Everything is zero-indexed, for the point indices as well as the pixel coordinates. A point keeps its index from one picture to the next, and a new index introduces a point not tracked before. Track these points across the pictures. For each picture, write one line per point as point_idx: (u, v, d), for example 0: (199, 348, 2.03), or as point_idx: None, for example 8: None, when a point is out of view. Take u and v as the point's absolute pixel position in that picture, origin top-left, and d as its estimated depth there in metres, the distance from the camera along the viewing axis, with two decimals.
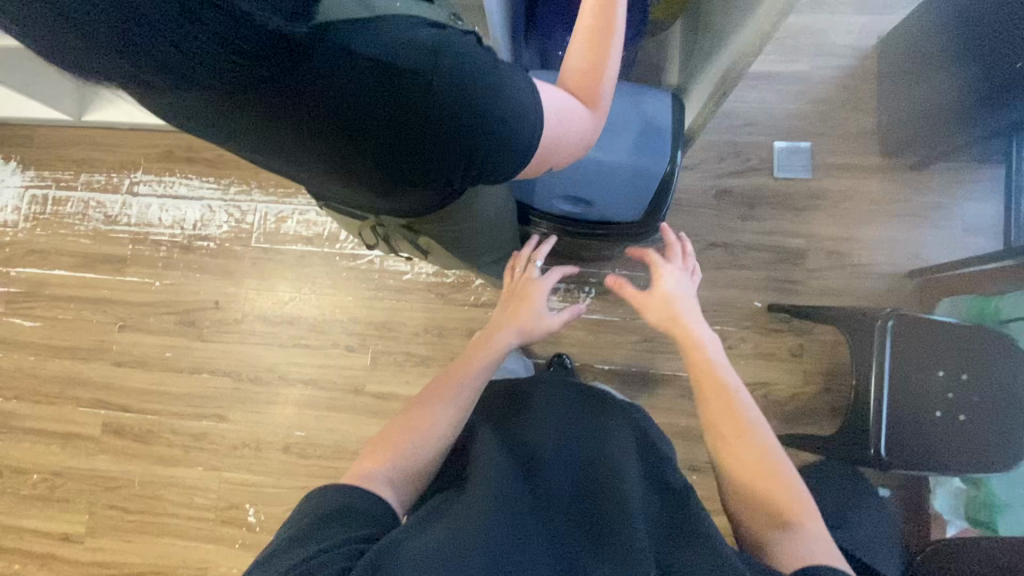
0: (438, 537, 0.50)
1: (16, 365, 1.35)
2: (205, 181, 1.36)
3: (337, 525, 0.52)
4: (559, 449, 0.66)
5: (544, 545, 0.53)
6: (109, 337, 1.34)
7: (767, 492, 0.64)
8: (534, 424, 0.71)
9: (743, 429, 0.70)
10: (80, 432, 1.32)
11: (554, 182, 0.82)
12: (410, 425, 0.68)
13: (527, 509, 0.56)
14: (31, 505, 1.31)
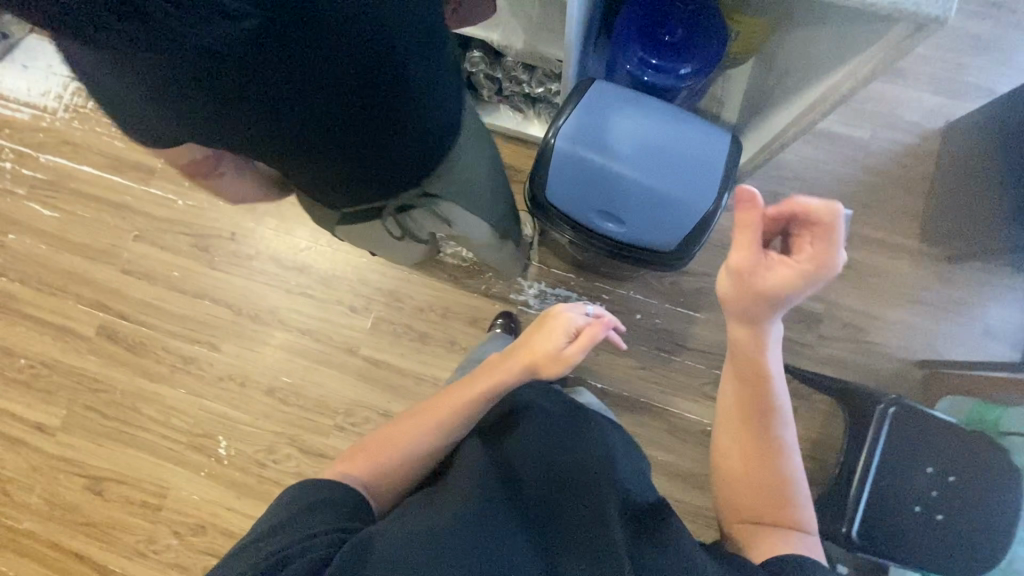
0: (415, 534, 0.52)
1: (28, 249, 1.36)
2: None
3: (315, 518, 0.54)
4: (545, 451, 0.66)
5: (522, 550, 0.54)
6: (122, 244, 1.35)
7: (761, 498, 0.67)
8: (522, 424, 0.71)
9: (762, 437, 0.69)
10: (75, 329, 1.33)
11: (595, 195, 0.80)
12: (391, 439, 0.70)
13: (507, 515, 0.58)
14: (12, 388, 1.33)
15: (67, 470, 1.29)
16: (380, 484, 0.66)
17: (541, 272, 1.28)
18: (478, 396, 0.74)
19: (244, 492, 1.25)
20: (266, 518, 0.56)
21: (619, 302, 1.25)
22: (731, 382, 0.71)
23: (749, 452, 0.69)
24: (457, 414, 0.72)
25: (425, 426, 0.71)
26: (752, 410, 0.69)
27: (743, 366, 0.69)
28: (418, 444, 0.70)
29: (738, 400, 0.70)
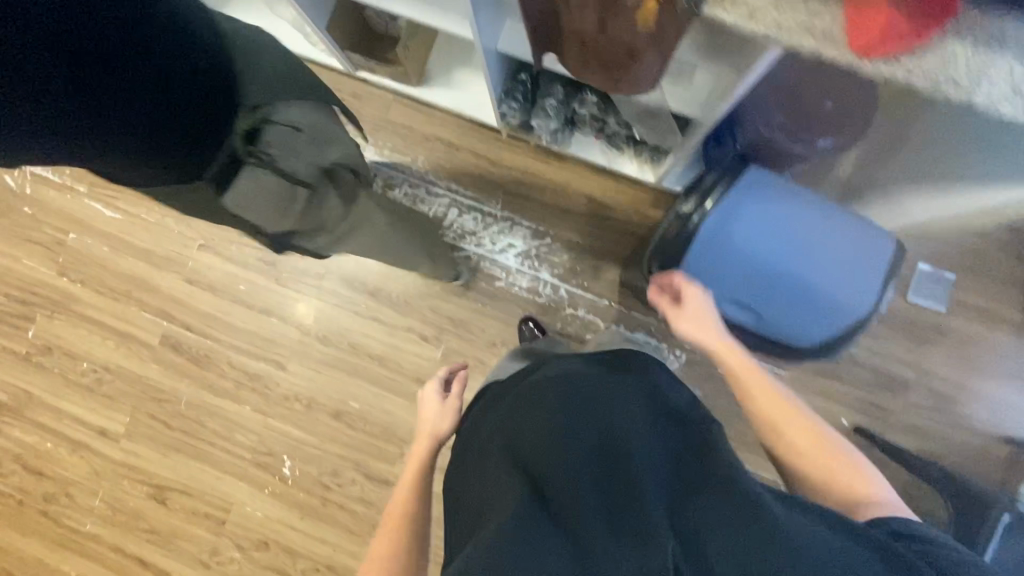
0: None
1: (89, 250, 1.32)
2: None
3: None
4: (567, 430, 0.60)
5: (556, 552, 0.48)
6: (187, 252, 1.30)
7: (811, 460, 0.68)
8: (532, 411, 0.66)
9: (784, 398, 0.71)
10: (138, 336, 1.31)
11: (743, 286, 0.80)
12: None
13: (539, 517, 0.52)
14: (75, 391, 1.32)
15: (130, 477, 1.30)
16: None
17: (620, 314, 1.23)
18: (408, 494, 0.76)
19: (308, 512, 1.26)
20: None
21: (699, 352, 1.22)
22: (742, 365, 0.74)
23: (785, 428, 0.70)
24: (401, 517, 0.74)
25: (391, 553, 0.70)
26: (778, 408, 0.71)
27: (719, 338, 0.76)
28: (392, 553, 0.70)
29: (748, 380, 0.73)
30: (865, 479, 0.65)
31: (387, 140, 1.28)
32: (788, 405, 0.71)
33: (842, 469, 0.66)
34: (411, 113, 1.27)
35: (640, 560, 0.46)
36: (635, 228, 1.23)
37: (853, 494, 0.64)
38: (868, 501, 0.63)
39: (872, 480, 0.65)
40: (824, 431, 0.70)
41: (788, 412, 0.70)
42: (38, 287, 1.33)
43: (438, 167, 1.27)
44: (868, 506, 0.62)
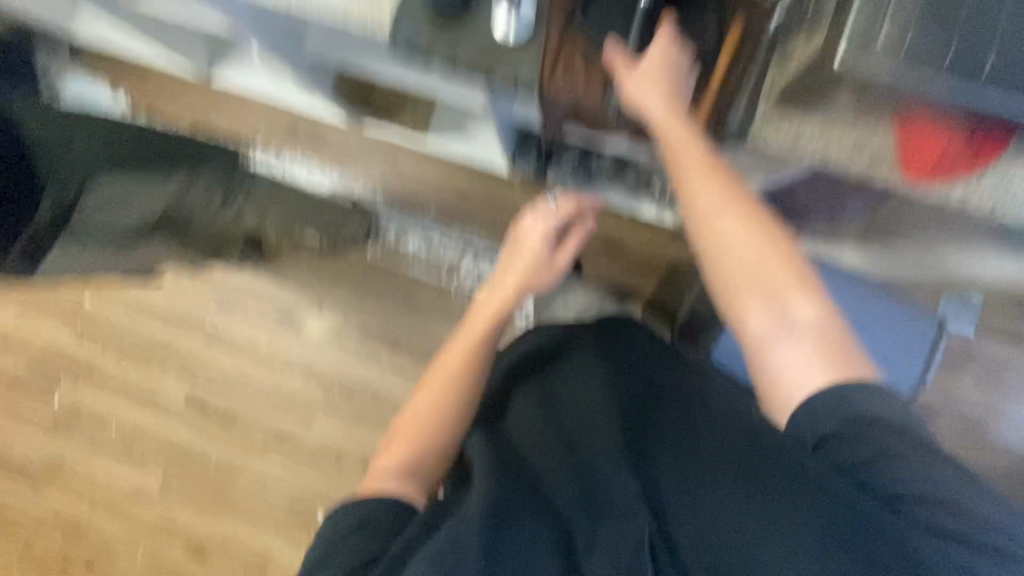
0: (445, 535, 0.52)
1: (107, 315, 1.33)
2: (328, 173, 1.27)
3: (346, 551, 0.54)
4: (554, 435, 0.70)
5: (543, 525, 0.56)
6: (204, 313, 1.31)
7: (761, 280, 0.53)
8: (525, 414, 0.75)
9: (737, 203, 0.55)
10: (163, 398, 1.32)
11: None
12: (415, 418, 0.71)
13: (523, 498, 0.59)
14: (106, 455, 1.33)
15: (167, 535, 1.32)
16: (424, 466, 0.67)
17: None
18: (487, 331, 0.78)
19: None
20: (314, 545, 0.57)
21: None
22: (700, 181, 0.55)
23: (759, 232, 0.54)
24: (472, 372, 0.74)
25: (446, 403, 0.71)
26: (726, 213, 0.54)
27: (690, 161, 0.55)
28: (445, 407, 0.71)
29: (698, 198, 0.55)
30: (811, 296, 0.53)
31: (397, 190, 1.26)
32: (746, 213, 0.54)
33: (836, 338, 0.52)
34: (419, 160, 1.26)
35: (620, 532, 0.55)
36: (653, 266, 1.21)
37: (803, 358, 0.52)
38: (814, 359, 0.52)
39: (861, 385, 0.49)
40: (805, 276, 0.53)
41: (752, 225, 0.54)
42: (59, 354, 1.34)
43: (450, 214, 1.25)
44: (811, 371, 0.51)
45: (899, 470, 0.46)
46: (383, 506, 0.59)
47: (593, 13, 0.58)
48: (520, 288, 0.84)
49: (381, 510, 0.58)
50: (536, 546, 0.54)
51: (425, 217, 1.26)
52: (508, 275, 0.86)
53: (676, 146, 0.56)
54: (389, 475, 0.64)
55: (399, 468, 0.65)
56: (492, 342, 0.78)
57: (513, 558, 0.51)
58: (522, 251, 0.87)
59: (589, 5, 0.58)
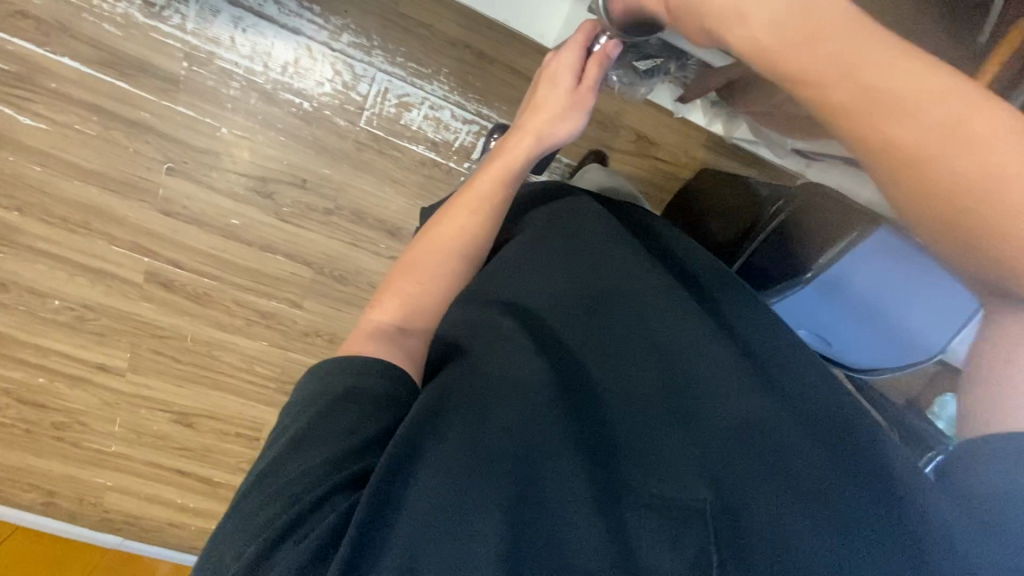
0: (452, 472, 0.42)
1: (14, 170, 1.04)
2: (309, 9, 0.98)
3: (335, 421, 0.44)
4: (594, 330, 0.57)
5: (571, 446, 0.47)
6: (154, 177, 1.07)
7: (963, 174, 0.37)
8: (557, 280, 0.62)
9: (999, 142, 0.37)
10: (115, 272, 1.14)
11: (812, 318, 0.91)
12: (420, 260, 0.61)
13: (553, 415, 0.48)
14: (54, 330, 1.18)
15: (146, 406, 1.27)
16: (416, 319, 0.56)
17: None
18: (514, 159, 0.67)
19: None
20: (295, 421, 0.45)
21: None
22: (924, 132, 0.38)
23: (1007, 205, 0.36)
24: (488, 201, 0.66)
25: (453, 249, 0.63)
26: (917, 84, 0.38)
27: (922, 100, 0.38)
28: (457, 253, 0.63)
29: (937, 169, 0.38)
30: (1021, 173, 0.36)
31: (399, 42, 1.01)
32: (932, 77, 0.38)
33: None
34: (429, 5, 0.99)
35: (672, 520, 0.44)
36: (683, 170, 1.13)
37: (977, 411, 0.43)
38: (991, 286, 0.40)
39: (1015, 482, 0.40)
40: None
41: (1013, 141, 0.36)
42: None
43: (467, 85, 1.04)
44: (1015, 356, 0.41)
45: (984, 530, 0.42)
46: (368, 369, 0.48)
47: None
48: (550, 136, 0.68)
49: (369, 372, 0.47)
50: (572, 480, 0.45)
51: (436, 84, 1.04)
52: (539, 113, 0.68)
53: (858, 123, 0.39)
54: (383, 323, 0.54)
55: (395, 317, 0.55)
56: (514, 180, 0.68)
57: (537, 498, 0.43)
58: (553, 96, 0.68)
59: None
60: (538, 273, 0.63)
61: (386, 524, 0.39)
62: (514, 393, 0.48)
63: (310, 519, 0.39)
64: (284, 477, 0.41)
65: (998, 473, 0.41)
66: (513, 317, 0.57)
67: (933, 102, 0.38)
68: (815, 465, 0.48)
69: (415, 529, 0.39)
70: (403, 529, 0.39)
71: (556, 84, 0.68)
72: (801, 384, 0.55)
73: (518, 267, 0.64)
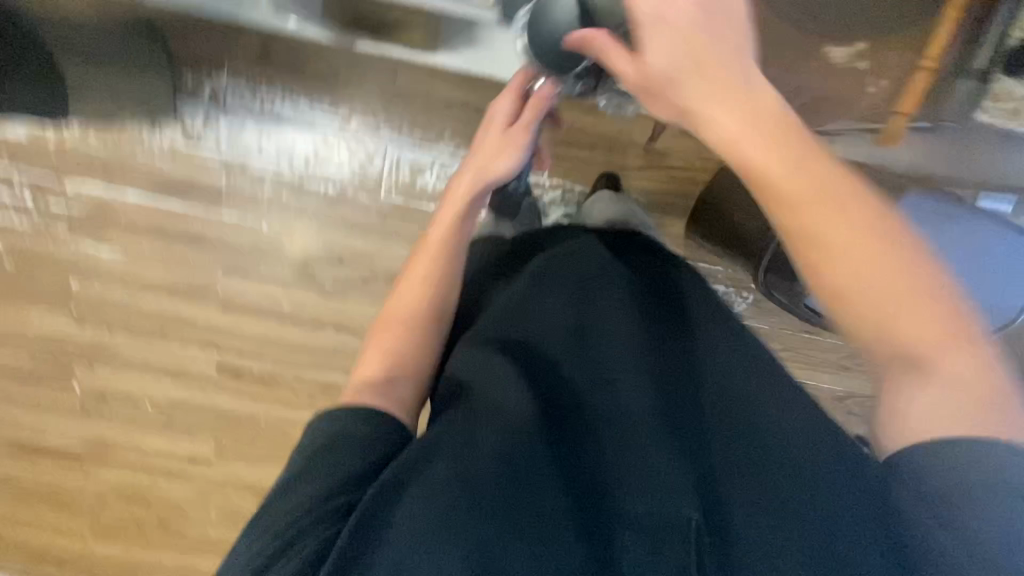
0: (434, 511, 0.46)
1: (102, 295, 1.19)
2: (320, 106, 1.08)
3: (321, 466, 0.49)
4: (584, 365, 0.60)
5: (556, 487, 0.51)
6: (213, 279, 1.18)
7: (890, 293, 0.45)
8: (549, 314, 0.64)
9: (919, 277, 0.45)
10: (193, 370, 1.25)
11: None
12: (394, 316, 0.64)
13: (540, 455, 0.52)
14: (149, 430, 1.30)
15: (234, 490, 1.35)
16: (393, 382, 0.58)
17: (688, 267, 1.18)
18: (459, 206, 0.68)
19: None
20: (296, 455, 0.51)
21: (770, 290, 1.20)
22: (844, 237, 0.46)
23: (901, 320, 0.45)
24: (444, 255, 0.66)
25: (420, 303, 0.64)
26: (842, 197, 0.47)
27: (836, 216, 0.46)
28: (415, 308, 0.63)
29: (847, 269, 0.46)
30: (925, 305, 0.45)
31: (403, 115, 1.08)
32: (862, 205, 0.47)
33: (988, 394, 0.43)
34: (424, 76, 1.06)
35: (652, 549, 0.49)
36: (700, 174, 1.11)
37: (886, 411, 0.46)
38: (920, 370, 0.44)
39: (975, 487, 0.40)
40: (959, 342, 0.44)
41: (909, 281, 0.45)
42: (62, 340, 1.23)
43: (471, 139, 1.09)
44: (922, 415, 0.43)
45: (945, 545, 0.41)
46: (358, 418, 0.52)
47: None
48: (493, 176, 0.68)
49: (352, 420, 0.52)
50: (548, 514, 0.49)
51: (442, 144, 1.10)
52: (478, 155, 0.70)
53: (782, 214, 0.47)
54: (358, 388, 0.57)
55: (376, 371, 0.59)
56: (466, 224, 0.68)
57: (520, 533, 0.47)
58: (488, 139, 0.70)
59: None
60: (530, 306, 0.65)
61: (371, 558, 0.44)
62: (499, 435, 0.52)
63: (291, 549, 0.45)
64: (279, 512, 0.47)
65: (959, 489, 0.41)
66: (507, 355, 0.60)
67: (851, 211, 0.46)
68: (793, 487, 0.51)
69: (398, 553, 0.45)
70: (385, 563, 0.44)
71: (493, 129, 0.70)
72: (782, 410, 0.56)
73: (505, 302, 0.66)
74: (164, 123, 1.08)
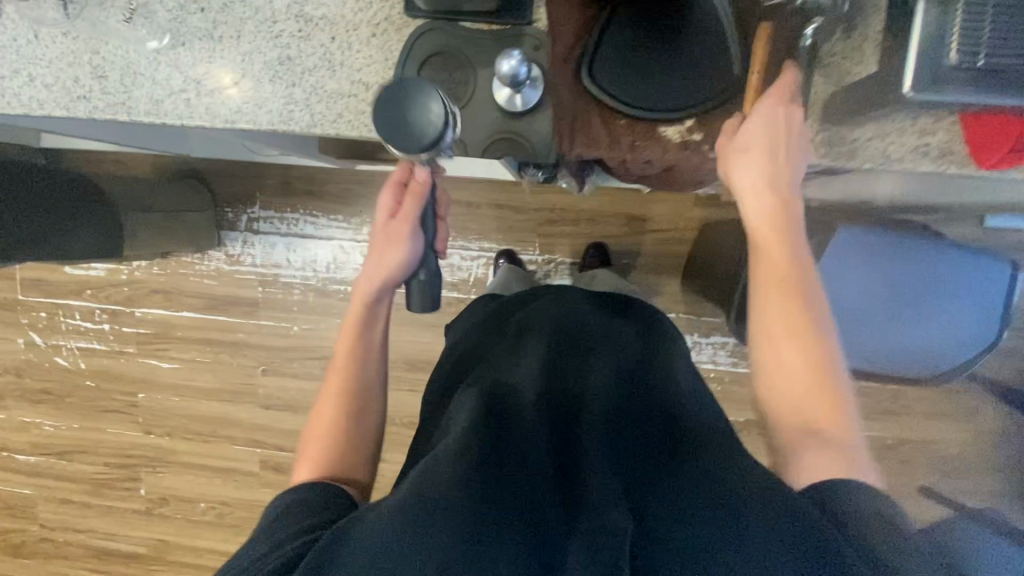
0: (391, 521, 0.44)
1: (163, 404, 1.35)
2: (335, 220, 1.25)
3: (293, 520, 0.50)
4: (547, 384, 0.59)
5: (523, 497, 0.46)
6: (253, 380, 1.32)
7: (798, 370, 0.50)
8: (518, 351, 0.65)
9: (811, 355, 0.50)
10: (239, 467, 1.36)
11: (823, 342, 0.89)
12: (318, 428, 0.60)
13: (507, 466, 0.49)
14: (203, 529, 1.40)
15: None
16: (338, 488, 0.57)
17: (691, 322, 1.19)
18: (360, 310, 0.64)
19: None
20: (276, 506, 0.53)
21: None
22: (779, 304, 0.51)
23: (814, 403, 0.49)
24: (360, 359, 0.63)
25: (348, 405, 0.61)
26: (789, 280, 0.52)
27: (777, 286, 0.52)
28: (338, 426, 0.60)
29: (776, 340, 0.51)
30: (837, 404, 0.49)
31: None
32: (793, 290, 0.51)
33: (864, 466, 0.47)
34: None
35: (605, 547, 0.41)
36: (684, 233, 1.16)
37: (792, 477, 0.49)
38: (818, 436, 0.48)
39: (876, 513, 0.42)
40: (844, 415, 0.49)
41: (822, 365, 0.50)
42: (131, 448, 1.38)
43: (465, 230, 1.21)
44: (813, 472, 0.47)
45: (892, 550, 0.40)
46: (325, 487, 0.54)
47: (606, 78, 0.57)
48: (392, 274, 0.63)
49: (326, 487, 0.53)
50: (501, 509, 0.45)
51: None
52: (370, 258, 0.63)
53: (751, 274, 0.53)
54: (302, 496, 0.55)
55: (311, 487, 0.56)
56: (369, 329, 0.64)
57: (477, 535, 0.42)
58: (376, 235, 0.63)
59: (600, 72, 0.57)
60: (503, 351, 0.67)
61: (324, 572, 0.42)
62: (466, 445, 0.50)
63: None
64: (253, 552, 0.48)
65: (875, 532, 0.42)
66: (479, 383, 0.61)
67: (791, 281, 0.52)
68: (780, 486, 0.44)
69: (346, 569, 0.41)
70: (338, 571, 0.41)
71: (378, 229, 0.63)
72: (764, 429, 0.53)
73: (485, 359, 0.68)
74: (210, 252, 1.28)
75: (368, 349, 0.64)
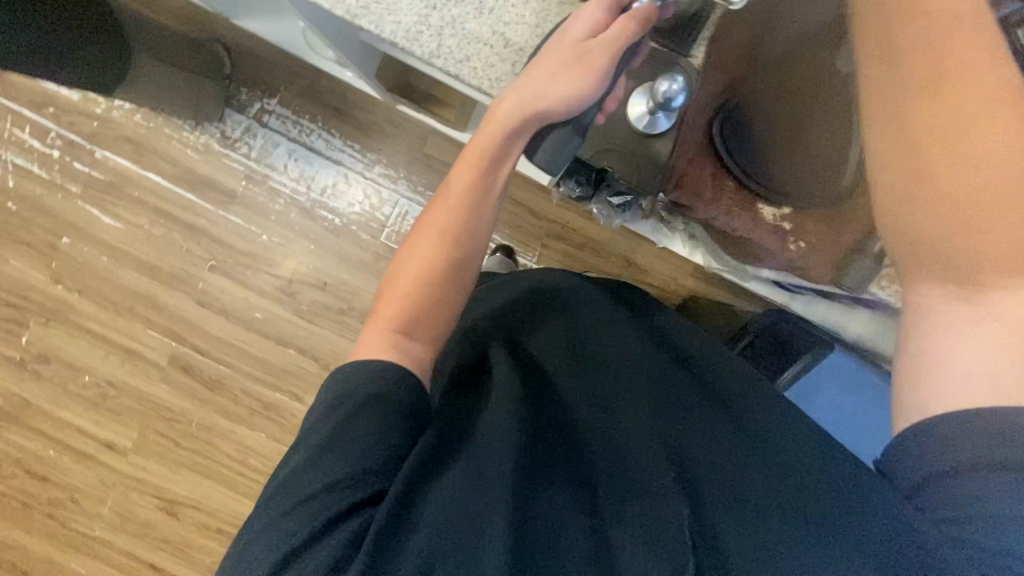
0: (453, 492, 0.42)
1: (86, 259, 1.22)
2: (350, 147, 1.19)
3: (350, 435, 0.44)
4: (586, 372, 0.57)
5: (565, 479, 0.47)
6: (197, 272, 1.22)
7: (977, 205, 0.39)
8: (549, 329, 0.64)
9: (1000, 176, 0.39)
10: (144, 353, 1.25)
11: None
12: (412, 268, 0.56)
13: (546, 447, 0.48)
14: (77, 404, 1.26)
15: (139, 489, 1.28)
16: (417, 328, 0.53)
17: None
18: (489, 145, 0.57)
19: None
20: (299, 445, 0.46)
21: None
22: (935, 116, 0.41)
23: (987, 253, 0.40)
24: (468, 199, 0.58)
25: (454, 251, 0.57)
26: (953, 75, 0.41)
27: (950, 91, 0.41)
28: (440, 261, 0.56)
29: (938, 164, 0.41)
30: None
31: (420, 174, 1.19)
32: (974, 86, 0.40)
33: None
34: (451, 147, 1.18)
35: (661, 524, 0.43)
36: (674, 296, 1.20)
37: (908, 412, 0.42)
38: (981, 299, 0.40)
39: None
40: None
41: (1004, 196, 0.39)
42: (29, 290, 1.23)
43: None
44: (957, 393, 0.40)
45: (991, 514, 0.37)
46: (390, 376, 0.48)
47: (730, 142, 0.62)
48: (548, 115, 0.55)
49: (387, 377, 0.48)
50: (562, 507, 0.44)
51: None
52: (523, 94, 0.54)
53: (884, 90, 0.44)
54: (380, 335, 0.52)
55: (391, 326, 0.53)
56: (492, 172, 0.58)
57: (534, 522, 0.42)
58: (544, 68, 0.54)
59: (727, 135, 0.62)
60: (529, 322, 0.65)
61: (396, 548, 0.39)
62: (499, 418, 0.49)
63: (308, 550, 0.40)
64: (303, 488, 0.42)
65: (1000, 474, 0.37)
66: (508, 355, 0.58)
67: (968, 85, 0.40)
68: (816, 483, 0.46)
69: (419, 549, 0.39)
70: (410, 546, 0.39)
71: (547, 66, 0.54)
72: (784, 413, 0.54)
73: (517, 319, 0.65)
74: (206, 124, 1.18)
75: (489, 188, 0.58)
